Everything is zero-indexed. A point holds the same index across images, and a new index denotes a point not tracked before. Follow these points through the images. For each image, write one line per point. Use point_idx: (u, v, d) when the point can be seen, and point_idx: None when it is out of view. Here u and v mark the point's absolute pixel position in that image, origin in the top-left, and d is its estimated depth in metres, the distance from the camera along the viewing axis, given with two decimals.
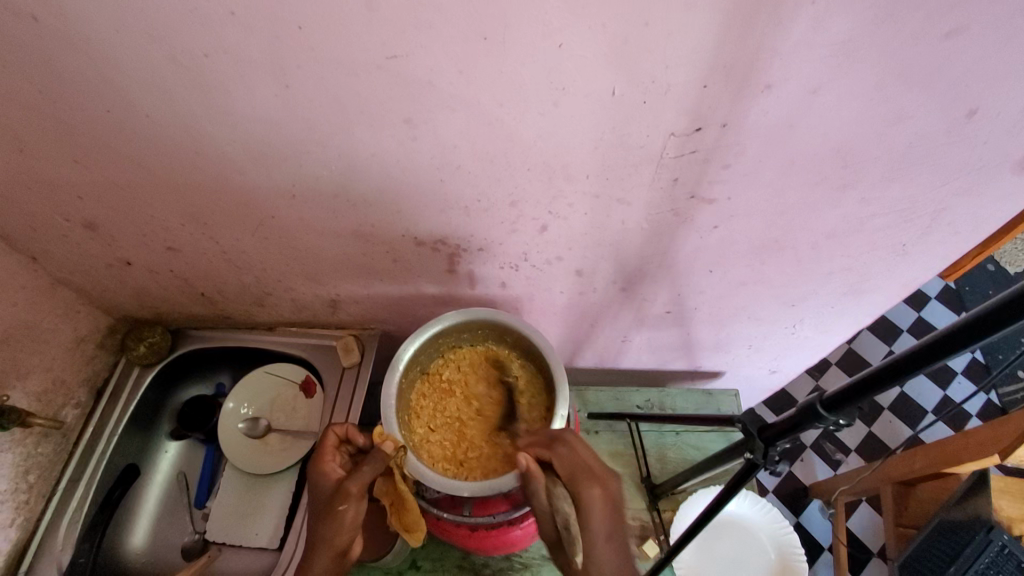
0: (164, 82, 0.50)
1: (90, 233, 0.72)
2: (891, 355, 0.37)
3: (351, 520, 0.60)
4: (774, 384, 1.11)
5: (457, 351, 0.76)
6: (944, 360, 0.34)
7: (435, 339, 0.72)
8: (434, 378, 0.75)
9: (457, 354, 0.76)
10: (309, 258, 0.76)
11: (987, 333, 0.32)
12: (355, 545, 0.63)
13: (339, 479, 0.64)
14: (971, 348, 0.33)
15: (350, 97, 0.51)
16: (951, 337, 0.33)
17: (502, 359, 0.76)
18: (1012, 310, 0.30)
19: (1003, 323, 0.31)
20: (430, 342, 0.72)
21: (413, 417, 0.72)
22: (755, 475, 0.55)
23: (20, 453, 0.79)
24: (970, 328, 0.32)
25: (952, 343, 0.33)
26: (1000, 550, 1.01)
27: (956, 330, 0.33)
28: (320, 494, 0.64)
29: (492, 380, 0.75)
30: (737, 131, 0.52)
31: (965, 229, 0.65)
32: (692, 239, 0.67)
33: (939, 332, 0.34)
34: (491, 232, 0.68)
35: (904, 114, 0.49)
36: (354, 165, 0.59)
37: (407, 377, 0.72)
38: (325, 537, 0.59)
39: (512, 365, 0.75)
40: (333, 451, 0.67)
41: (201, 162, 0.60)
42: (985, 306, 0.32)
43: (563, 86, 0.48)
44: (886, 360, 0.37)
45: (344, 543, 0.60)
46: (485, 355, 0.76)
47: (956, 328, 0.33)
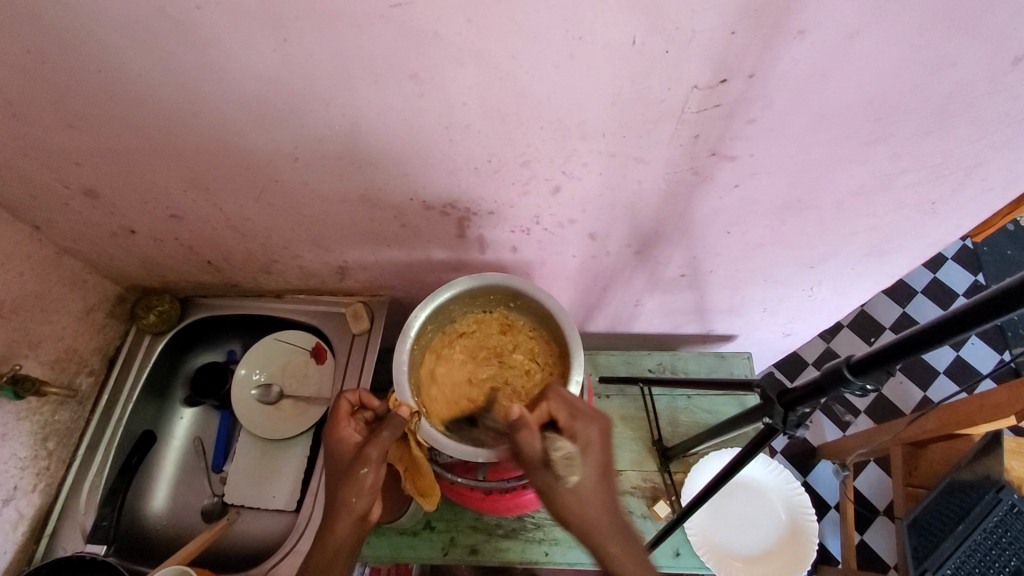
0: (157, 38, 0.48)
1: (91, 200, 0.71)
2: (914, 327, 0.36)
3: (371, 484, 0.62)
4: (786, 347, 1.10)
5: (470, 316, 0.75)
6: (955, 339, 0.34)
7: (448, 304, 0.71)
8: (447, 343, 0.74)
9: (471, 321, 0.75)
10: (315, 224, 0.74)
11: (994, 317, 0.32)
12: (375, 508, 0.65)
13: (357, 445, 0.65)
14: (979, 330, 0.33)
15: (354, 51, 0.48)
16: (959, 319, 0.33)
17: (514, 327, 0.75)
18: (1016, 296, 0.30)
19: (1014, 305, 0.30)
20: (442, 308, 0.71)
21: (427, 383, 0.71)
22: (774, 438, 0.55)
23: (37, 421, 0.80)
24: (993, 304, 0.31)
25: (966, 321, 0.33)
26: (1010, 509, 1.03)
27: (964, 312, 0.33)
28: (338, 458, 0.65)
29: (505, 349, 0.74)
30: (764, 83, 0.48)
31: (998, 184, 0.62)
32: (711, 199, 0.64)
33: (965, 305, 0.33)
34: (502, 194, 0.66)
35: (945, 61, 0.46)
36: (358, 125, 0.56)
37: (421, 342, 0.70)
38: (346, 502, 0.61)
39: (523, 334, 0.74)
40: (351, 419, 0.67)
41: (202, 124, 0.58)
42: (993, 289, 0.32)
43: (580, 35, 0.45)
44: (911, 330, 0.36)
45: (364, 507, 0.62)
46: (497, 322, 0.75)
47: (964, 311, 0.33)
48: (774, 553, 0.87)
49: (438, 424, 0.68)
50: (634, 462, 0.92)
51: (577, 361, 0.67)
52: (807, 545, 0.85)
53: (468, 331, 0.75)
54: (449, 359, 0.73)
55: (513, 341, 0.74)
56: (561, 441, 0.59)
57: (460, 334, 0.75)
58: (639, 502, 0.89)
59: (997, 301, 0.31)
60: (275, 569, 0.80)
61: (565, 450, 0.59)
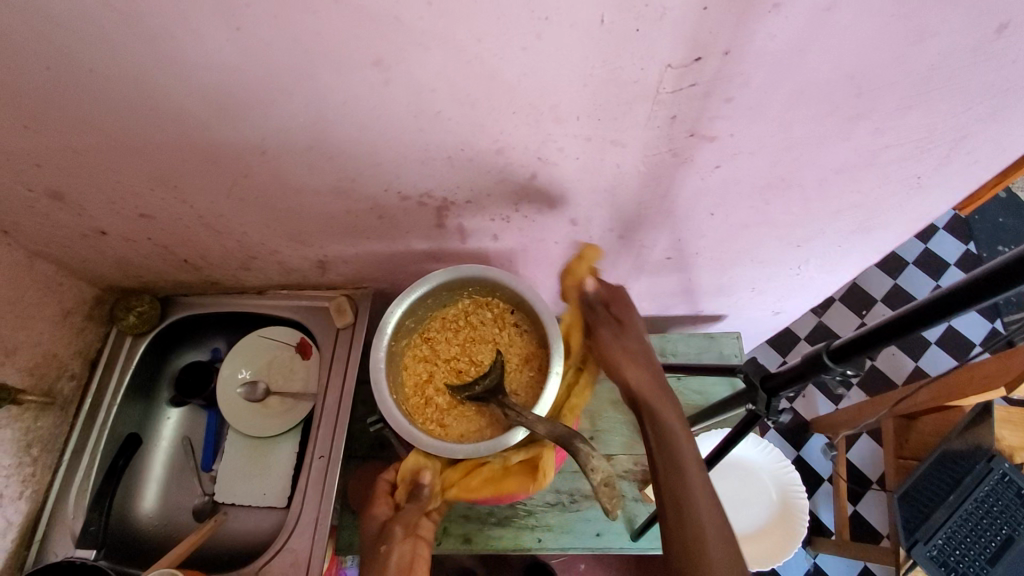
0: (103, 32, 0.45)
1: (57, 202, 0.69)
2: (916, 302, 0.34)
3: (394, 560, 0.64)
4: (777, 325, 1.09)
5: (460, 302, 0.73)
6: (950, 318, 0.33)
7: (433, 292, 0.71)
8: (436, 325, 0.73)
9: (461, 305, 0.73)
10: (290, 218, 0.72)
11: (994, 293, 0.31)
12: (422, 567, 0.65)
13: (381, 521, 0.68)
14: (974, 310, 0.32)
15: (311, 39, 0.46)
16: (958, 295, 0.32)
17: (508, 319, 0.72)
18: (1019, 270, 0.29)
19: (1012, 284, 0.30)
20: (421, 300, 0.70)
21: (411, 363, 0.72)
22: (758, 425, 0.55)
23: (19, 429, 0.79)
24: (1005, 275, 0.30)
25: (973, 297, 0.32)
26: (1000, 478, 1.07)
27: (964, 286, 0.32)
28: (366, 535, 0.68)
29: (499, 341, 0.72)
30: (740, 60, 0.47)
31: (984, 156, 0.60)
32: (693, 180, 0.63)
33: (976, 275, 0.31)
34: (478, 182, 0.64)
35: (926, 32, 0.44)
36: (325, 117, 0.54)
37: (402, 330, 0.70)
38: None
39: (518, 329, 0.72)
40: (384, 492, 0.71)
41: (161, 120, 0.55)
42: (991, 265, 0.31)
43: (547, 15, 0.43)
44: (909, 306, 0.35)
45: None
46: (492, 314, 0.73)
47: (964, 285, 0.32)
48: (766, 532, 0.87)
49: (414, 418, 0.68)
50: (625, 446, 0.91)
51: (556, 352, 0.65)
52: (798, 524, 0.87)
53: (463, 316, 0.73)
54: (437, 343, 0.73)
55: (509, 333, 0.72)
56: (599, 461, 0.56)
57: (451, 318, 0.73)
58: (631, 486, 0.89)
59: (999, 275, 0.30)
60: (268, 566, 0.80)
61: (605, 476, 0.55)
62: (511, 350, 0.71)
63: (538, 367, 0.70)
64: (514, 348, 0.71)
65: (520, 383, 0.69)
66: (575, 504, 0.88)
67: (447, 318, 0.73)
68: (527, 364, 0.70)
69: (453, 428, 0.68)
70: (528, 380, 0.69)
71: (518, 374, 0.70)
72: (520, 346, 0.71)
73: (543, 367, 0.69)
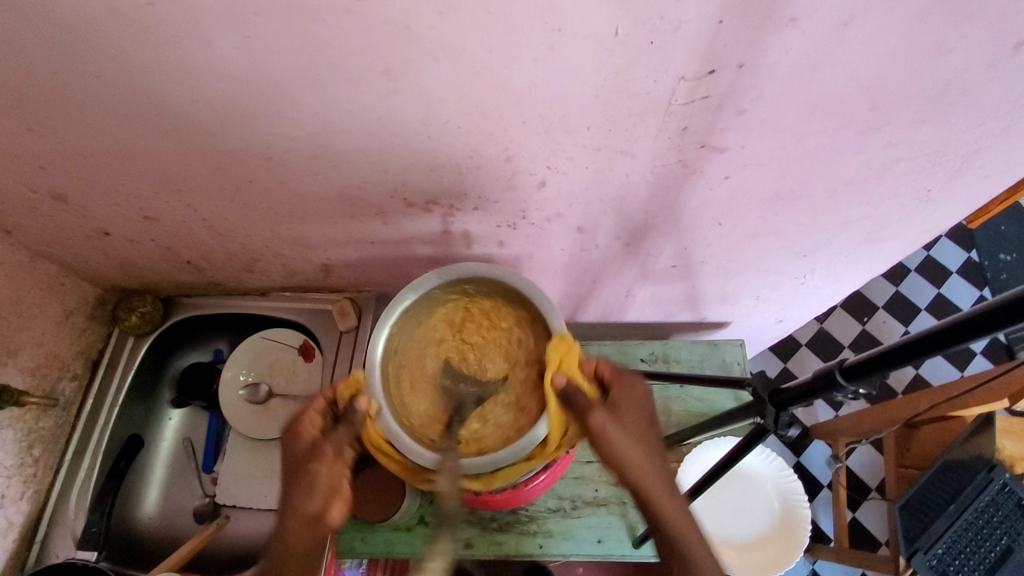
0: (111, 37, 0.45)
1: (61, 204, 0.68)
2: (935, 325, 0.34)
3: (322, 485, 0.60)
4: (780, 332, 1.09)
5: (513, 308, 0.71)
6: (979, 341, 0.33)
7: (490, 276, 0.69)
8: (455, 311, 0.72)
9: (515, 311, 0.71)
10: (294, 222, 0.72)
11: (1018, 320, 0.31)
12: (334, 510, 0.61)
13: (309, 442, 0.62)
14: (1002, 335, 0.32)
15: (321, 47, 0.45)
16: (981, 320, 0.32)
17: (524, 347, 0.70)
18: None
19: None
20: (475, 276, 0.70)
21: (416, 336, 0.71)
22: (766, 439, 0.54)
23: (21, 430, 0.79)
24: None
25: (993, 322, 0.32)
26: (1001, 488, 1.06)
27: (988, 312, 0.32)
28: (292, 451, 0.63)
29: (519, 368, 0.69)
30: (753, 73, 0.46)
31: (995, 171, 0.60)
32: (702, 191, 0.62)
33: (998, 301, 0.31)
34: (485, 190, 0.64)
35: (943, 47, 0.44)
36: (333, 123, 0.54)
37: (451, 287, 0.71)
38: (297, 504, 0.59)
39: (526, 369, 0.69)
40: (316, 412, 0.64)
41: (166, 125, 0.55)
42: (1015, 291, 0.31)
43: (560, 27, 0.42)
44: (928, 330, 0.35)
45: (315, 510, 0.60)
46: (524, 338, 0.70)
47: (987, 312, 0.32)
48: (767, 540, 0.87)
49: (397, 358, 0.69)
50: None
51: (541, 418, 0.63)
52: (800, 533, 0.86)
53: (504, 321, 0.71)
54: (472, 321, 0.71)
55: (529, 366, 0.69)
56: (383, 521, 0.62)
57: (472, 312, 0.71)
58: (633, 493, 0.89)
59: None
60: None
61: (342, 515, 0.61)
62: (514, 382, 0.69)
63: (521, 417, 0.67)
64: (517, 385, 0.69)
65: (495, 412, 0.68)
66: (576, 510, 0.88)
67: (495, 307, 0.72)
68: (517, 407, 0.68)
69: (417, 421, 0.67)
70: (499, 423, 0.68)
71: (497, 409, 0.68)
72: (523, 387, 0.69)
73: (522, 421, 0.67)
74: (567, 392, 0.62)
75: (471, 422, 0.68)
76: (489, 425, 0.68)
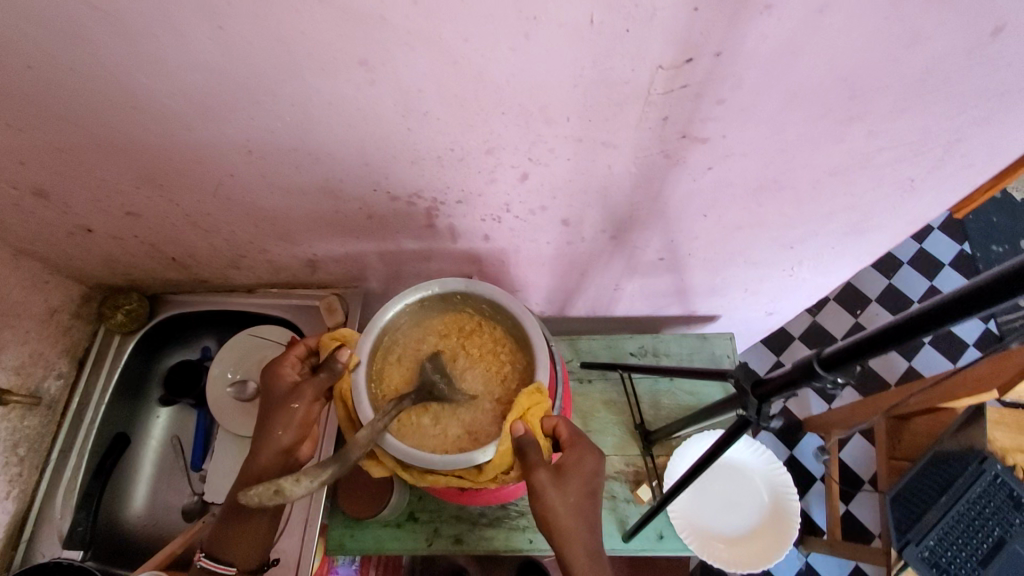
0: (80, 29, 0.44)
1: (41, 200, 0.68)
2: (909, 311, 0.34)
3: (298, 419, 0.66)
4: (771, 325, 1.09)
5: (517, 350, 0.69)
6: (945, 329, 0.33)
7: (505, 308, 0.68)
8: (465, 320, 0.71)
9: (517, 356, 0.69)
10: (278, 217, 0.71)
11: (990, 304, 0.30)
12: (304, 446, 0.69)
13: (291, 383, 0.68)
14: (970, 321, 0.31)
15: (294, 38, 0.45)
16: (953, 305, 0.31)
17: (510, 388, 0.67)
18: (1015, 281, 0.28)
19: (1006, 296, 0.29)
20: (493, 301, 0.68)
21: (429, 323, 0.71)
22: (750, 431, 0.54)
23: (6, 428, 0.78)
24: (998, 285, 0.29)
25: (963, 307, 0.31)
26: (993, 479, 1.06)
27: (959, 296, 0.31)
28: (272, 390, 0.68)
29: (494, 405, 0.66)
30: (732, 62, 0.46)
31: (979, 159, 0.60)
32: (685, 182, 0.62)
33: (970, 285, 0.31)
34: (467, 182, 0.63)
35: (922, 34, 0.44)
36: (310, 116, 0.53)
37: (472, 302, 0.69)
38: (273, 431, 0.66)
39: (500, 407, 0.66)
40: (293, 358, 0.69)
41: (143, 119, 0.54)
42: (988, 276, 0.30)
43: (535, 15, 0.42)
44: (904, 315, 0.34)
45: (288, 442, 0.66)
46: (512, 383, 0.67)
47: (958, 297, 0.31)
48: (758, 533, 0.87)
49: (397, 330, 0.69)
50: (617, 447, 0.91)
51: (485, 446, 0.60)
52: (789, 525, 0.86)
53: (501, 356, 0.69)
54: (476, 340, 0.70)
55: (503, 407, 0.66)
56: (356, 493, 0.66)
57: (477, 328, 0.70)
58: (623, 487, 0.88)
59: (995, 284, 0.29)
60: None
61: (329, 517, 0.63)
62: (477, 410, 0.66)
63: (468, 440, 0.63)
64: (482, 414, 0.66)
65: (450, 427, 0.64)
66: None
67: (501, 339, 0.70)
68: (472, 432, 0.64)
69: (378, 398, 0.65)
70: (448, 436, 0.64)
71: (452, 421, 0.65)
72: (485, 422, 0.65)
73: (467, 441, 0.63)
74: (522, 443, 0.60)
75: (425, 421, 0.64)
76: (436, 431, 0.64)
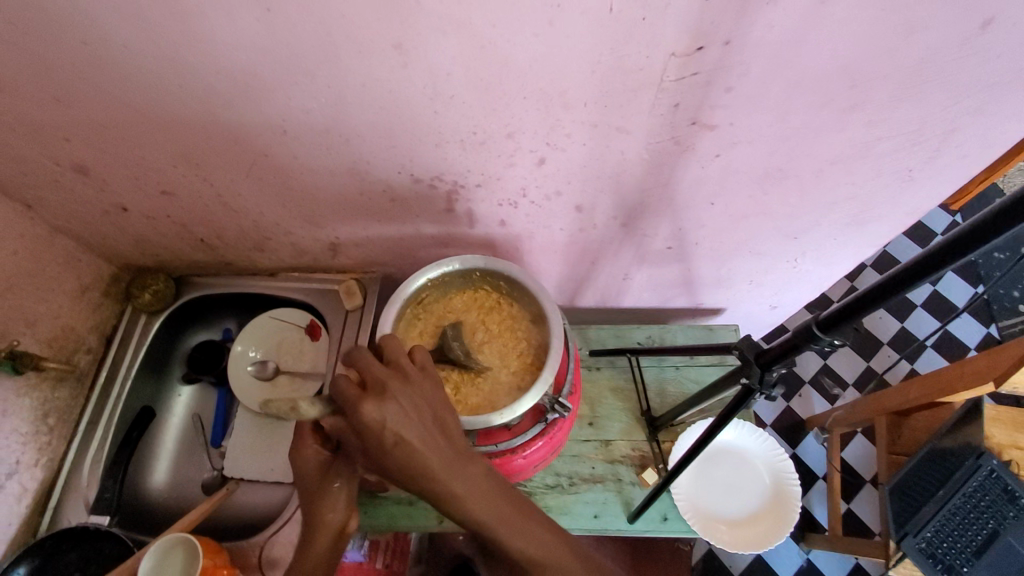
0: (139, 9, 0.48)
1: (83, 177, 0.71)
2: (889, 272, 0.37)
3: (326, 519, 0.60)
4: (775, 319, 1.12)
5: (530, 326, 0.73)
6: (919, 285, 0.36)
7: (520, 285, 0.72)
8: (484, 297, 0.75)
9: (531, 331, 0.73)
10: (306, 199, 0.75)
11: (957, 259, 0.33)
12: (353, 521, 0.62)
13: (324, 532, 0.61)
14: (931, 280, 0.35)
15: (336, 21, 0.48)
16: (925, 263, 0.35)
17: (524, 361, 0.71)
18: (975, 236, 0.32)
19: (969, 249, 0.32)
20: (508, 279, 0.72)
21: (450, 299, 0.75)
22: (752, 399, 0.56)
23: (37, 398, 0.82)
24: (959, 243, 0.32)
25: (935, 264, 0.34)
26: (989, 474, 1.07)
27: (932, 253, 0.34)
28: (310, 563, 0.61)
29: (509, 377, 0.70)
30: (740, 49, 0.49)
31: (974, 151, 0.63)
32: (694, 169, 0.66)
33: (937, 245, 0.34)
34: (487, 166, 0.67)
35: (917, 25, 0.47)
36: (344, 97, 0.57)
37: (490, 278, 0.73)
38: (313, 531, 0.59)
39: (514, 378, 0.70)
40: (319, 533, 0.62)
41: (187, 97, 0.58)
42: (956, 234, 0.33)
43: (559, 2, 0.46)
44: (885, 276, 0.38)
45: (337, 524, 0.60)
46: (525, 357, 0.71)
47: (931, 253, 0.34)
48: (759, 517, 0.89)
49: (420, 303, 0.73)
50: (623, 432, 0.94)
51: (500, 413, 0.63)
52: (791, 510, 0.88)
53: (516, 332, 0.73)
54: (493, 316, 0.74)
55: (517, 379, 0.70)
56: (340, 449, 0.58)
57: (496, 305, 0.75)
58: (629, 470, 0.91)
59: (961, 241, 0.32)
60: (275, 536, 0.82)
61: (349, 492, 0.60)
62: (494, 380, 0.70)
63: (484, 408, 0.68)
64: (498, 385, 0.70)
65: (468, 394, 0.69)
66: (573, 486, 0.90)
67: (517, 315, 0.74)
68: (488, 400, 0.69)
69: (313, 486, 0.60)
70: (464, 402, 0.68)
71: (468, 391, 0.69)
72: (500, 393, 0.69)
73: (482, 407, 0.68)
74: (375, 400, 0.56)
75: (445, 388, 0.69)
76: (456, 397, 0.69)
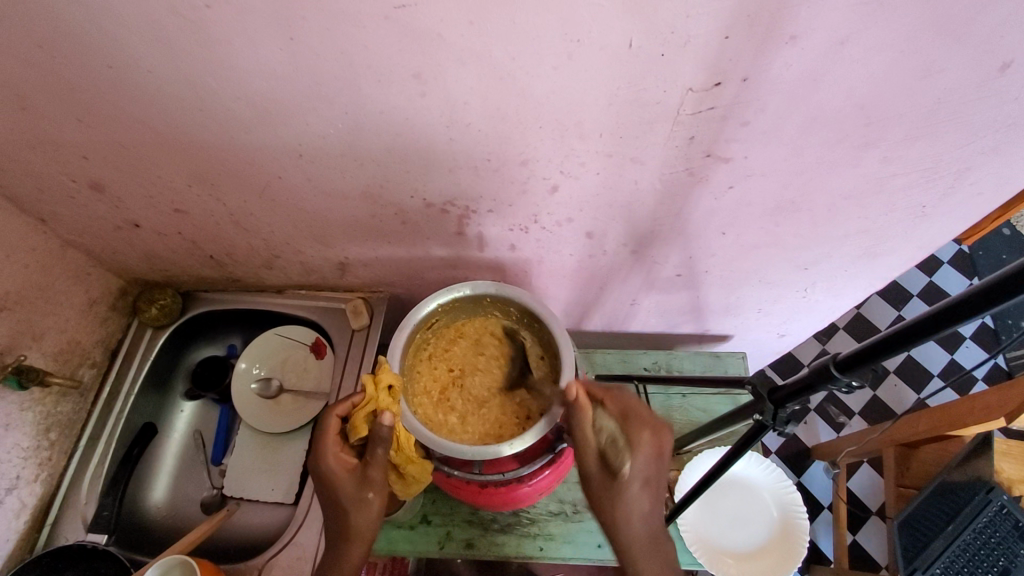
0: (167, 35, 0.49)
1: (96, 193, 0.72)
2: (908, 319, 0.37)
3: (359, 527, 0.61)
4: (784, 347, 1.11)
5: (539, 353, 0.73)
6: (940, 334, 0.36)
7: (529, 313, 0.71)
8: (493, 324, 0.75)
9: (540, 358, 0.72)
10: (318, 220, 0.75)
11: (982, 309, 0.33)
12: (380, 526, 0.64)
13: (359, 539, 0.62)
14: (954, 329, 0.35)
15: (358, 51, 0.49)
16: (949, 312, 0.34)
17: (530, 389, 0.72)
18: (1003, 289, 0.32)
19: (996, 301, 0.32)
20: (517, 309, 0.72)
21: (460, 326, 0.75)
22: (764, 435, 0.56)
23: (40, 412, 0.81)
24: (984, 295, 0.32)
25: (956, 314, 0.34)
26: (999, 509, 1.05)
27: (957, 303, 0.34)
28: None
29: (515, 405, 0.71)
30: (757, 87, 0.50)
31: (988, 189, 0.63)
32: (707, 200, 0.66)
33: (959, 296, 0.34)
34: (501, 193, 0.67)
35: (934, 68, 0.47)
36: (361, 123, 0.57)
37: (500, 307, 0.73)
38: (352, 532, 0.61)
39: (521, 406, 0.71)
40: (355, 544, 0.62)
41: (206, 119, 0.59)
42: (983, 283, 0.33)
43: (579, 38, 0.46)
44: (904, 323, 0.38)
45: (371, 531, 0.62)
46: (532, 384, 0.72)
47: (955, 304, 0.34)
48: (767, 551, 0.88)
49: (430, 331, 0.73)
50: None
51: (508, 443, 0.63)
52: (799, 545, 0.86)
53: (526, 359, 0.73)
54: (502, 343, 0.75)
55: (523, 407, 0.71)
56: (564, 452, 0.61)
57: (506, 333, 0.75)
58: None
59: (987, 292, 0.32)
60: (275, 560, 0.81)
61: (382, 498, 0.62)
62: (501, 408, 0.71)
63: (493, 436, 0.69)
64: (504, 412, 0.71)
65: (477, 422, 0.70)
66: (577, 515, 0.89)
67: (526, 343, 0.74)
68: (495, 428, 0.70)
69: (347, 492, 0.61)
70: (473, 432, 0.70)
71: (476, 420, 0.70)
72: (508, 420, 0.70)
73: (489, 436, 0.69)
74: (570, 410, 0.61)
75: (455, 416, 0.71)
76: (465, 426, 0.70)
